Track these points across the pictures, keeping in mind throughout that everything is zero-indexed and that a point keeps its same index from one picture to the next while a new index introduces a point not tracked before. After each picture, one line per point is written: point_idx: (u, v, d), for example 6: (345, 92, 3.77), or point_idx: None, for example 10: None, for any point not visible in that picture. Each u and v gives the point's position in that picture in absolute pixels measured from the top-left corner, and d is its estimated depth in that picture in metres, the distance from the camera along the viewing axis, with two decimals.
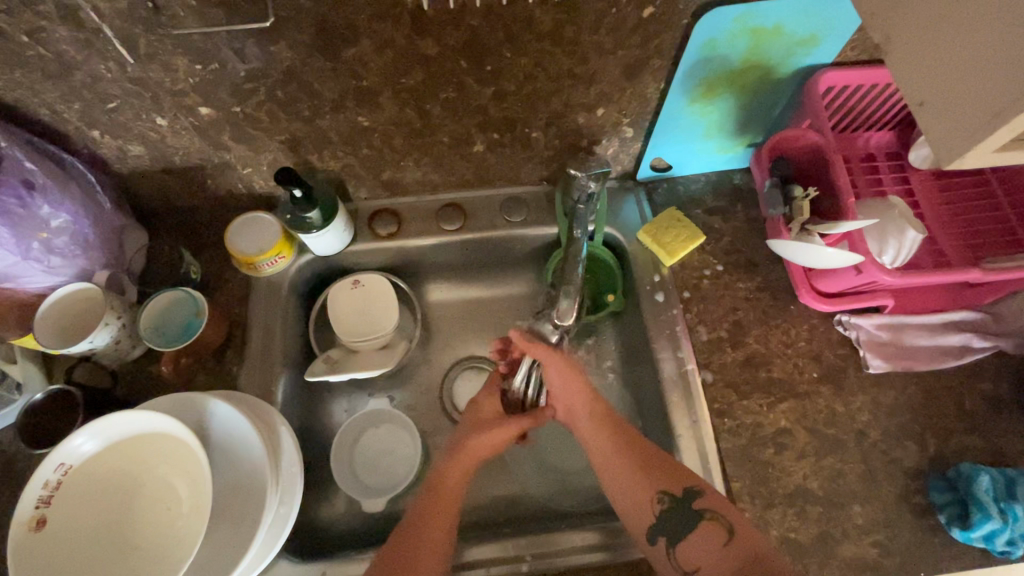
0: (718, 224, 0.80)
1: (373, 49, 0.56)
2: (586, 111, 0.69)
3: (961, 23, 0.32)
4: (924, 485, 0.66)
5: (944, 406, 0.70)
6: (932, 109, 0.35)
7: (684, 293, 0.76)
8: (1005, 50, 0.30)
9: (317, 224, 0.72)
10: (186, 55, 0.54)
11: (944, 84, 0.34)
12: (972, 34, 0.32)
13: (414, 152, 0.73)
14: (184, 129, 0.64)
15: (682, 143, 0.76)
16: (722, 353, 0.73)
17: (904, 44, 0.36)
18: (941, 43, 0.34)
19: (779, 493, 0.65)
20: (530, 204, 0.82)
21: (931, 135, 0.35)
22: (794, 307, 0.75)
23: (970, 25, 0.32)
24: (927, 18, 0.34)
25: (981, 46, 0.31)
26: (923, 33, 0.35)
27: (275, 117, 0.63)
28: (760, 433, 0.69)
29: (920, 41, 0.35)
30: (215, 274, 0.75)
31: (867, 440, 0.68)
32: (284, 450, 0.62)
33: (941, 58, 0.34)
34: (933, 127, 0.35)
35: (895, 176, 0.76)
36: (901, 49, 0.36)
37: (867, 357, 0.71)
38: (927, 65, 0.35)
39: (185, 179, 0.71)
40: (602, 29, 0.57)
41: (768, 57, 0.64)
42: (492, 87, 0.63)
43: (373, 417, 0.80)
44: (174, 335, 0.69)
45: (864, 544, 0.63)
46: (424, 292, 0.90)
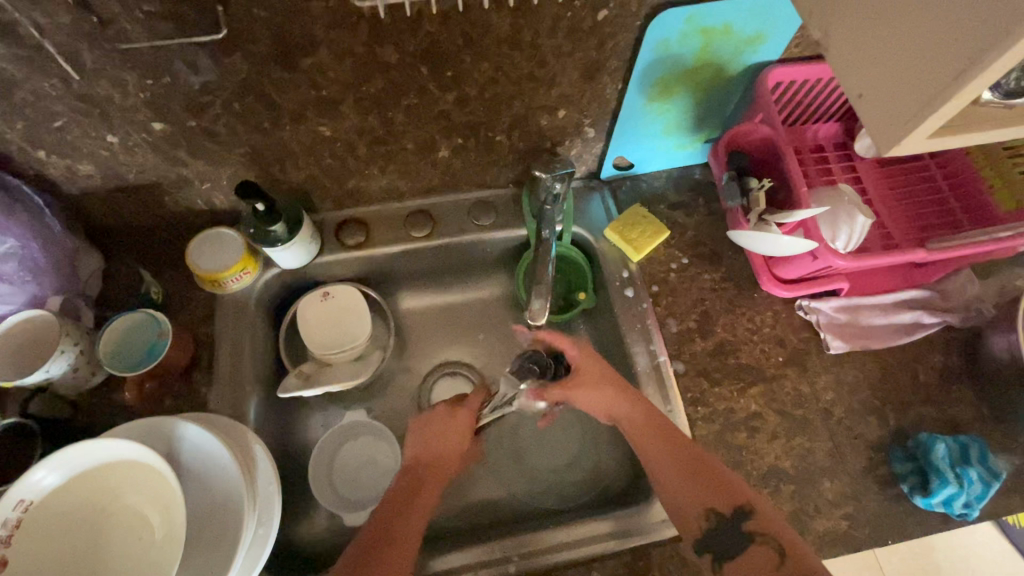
0: (681, 218, 0.82)
1: (331, 58, 0.56)
2: (548, 113, 0.70)
3: (895, 18, 0.34)
4: (887, 457, 0.69)
5: (900, 380, 0.73)
6: (870, 101, 0.37)
7: (652, 287, 0.78)
8: (932, 43, 0.32)
9: (281, 237, 0.71)
10: (135, 70, 0.53)
11: (879, 76, 0.36)
12: (903, 28, 0.34)
13: (378, 159, 0.72)
14: (137, 146, 0.62)
15: (642, 141, 0.78)
16: (692, 343, 0.75)
17: (844, 40, 0.38)
18: (877, 38, 0.35)
19: (754, 474, 0.68)
20: (498, 207, 0.83)
21: (871, 126, 0.37)
22: (757, 295, 0.77)
23: (902, 19, 0.34)
24: (863, 14, 0.36)
25: (912, 39, 0.33)
26: (859, 30, 0.37)
27: (233, 130, 0.62)
28: (733, 418, 0.71)
29: (857, 37, 0.37)
30: (177, 293, 0.73)
31: (832, 418, 0.71)
32: (259, 469, 0.60)
33: (878, 50, 0.36)
34: (872, 117, 0.37)
35: (843, 165, 0.80)
36: (842, 45, 0.38)
37: (828, 339, 0.74)
38: (864, 59, 0.36)
39: (140, 197, 0.69)
40: (559, 32, 0.58)
41: (718, 55, 0.66)
42: (453, 93, 0.64)
43: (351, 430, 0.79)
44: (134, 359, 0.66)
45: (836, 517, 0.66)
46: (396, 301, 0.89)
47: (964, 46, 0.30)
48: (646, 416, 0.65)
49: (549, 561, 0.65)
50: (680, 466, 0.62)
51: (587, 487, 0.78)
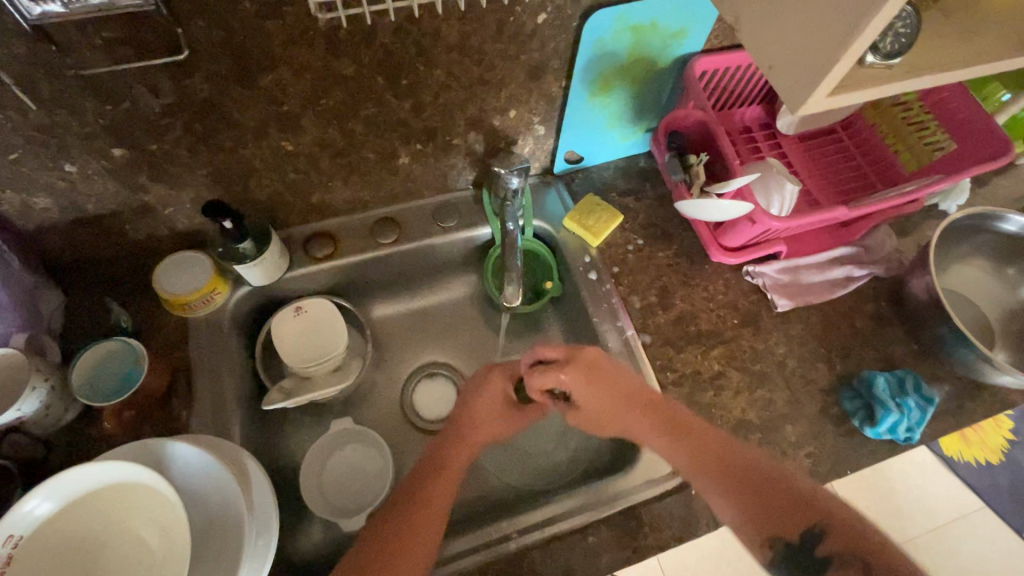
0: (632, 203, 0.88)
1: (290, 74, 0.58)
2: (500, 114, 0.75)
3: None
4: (838, 397, 0.76)
5: (841, 329, 0.81)
6: (778, 71, 0.43)
7: (613, 268, 0.84)
8: (820, 18, 0.38)
9: (250, 253, 0.72)
10: (94, 96, 0.53)
11: (782, 50, 0.42)
12: (796, 8, 0.40)
13: (341, 171, 0.75)
14: (96, 174, 0.62)
15: (588, 134, 0.84)
16: (655, 316, 0.81)
17: (752, 22, 0.44)
18: (777, 18, 0.42)
19: (725, 428, 0.73)
20: (460, 208, 0.86)
21: (782, 91, 0.43)
22: (708, 266, 0.84)
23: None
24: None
25: (804, 15, 0.39)
26: (762, 13, 0.43)
27: (196, 151, 0.63)
28: (700, 379, 0.76)
29: (761, 19, 0.43)
30: (147, 321, 0.72)
31: (787, 369, 0.78)
32: (253, 483, 0.60)
33: (778, 28, 0.42)
34: (782, 84, 0.43)
35: (768, 142, 0.88)
36: (750, 25, 0.44)
37: (774, 298, 0.82)
38: (769, 37, 0.43)
39: (101, 227, 0.69)
40: (504, 36, 0.63)
41: (648, 50, 0.73)
42: (410, 100, 0.67)
43: (338, 438, 0.80)
44: (111, 389, 0.65)
45: (800, 457, 0.72)
46: (371, 310, 0.91)
47: (844, 15, 0.36)
48: (672, 432, 0.67)
49: (547, 533, 0.67)
50: (731, 481, 0.63)
51: (574, 465, 0.82)
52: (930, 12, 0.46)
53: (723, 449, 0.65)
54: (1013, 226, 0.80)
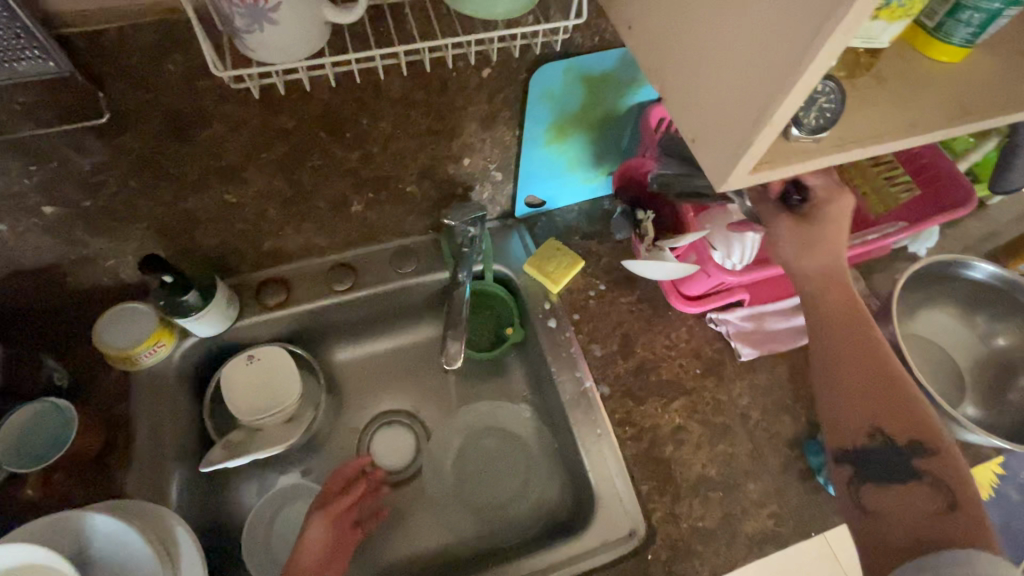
0: (594, 247, 0.87)
1: (226, 130, 0.57)
2: (454, 162, 0.73)
3: (707, 74, 0.39)
4: (802, 452, 0.74)
5: (808, 378, 0.79)
6: (700, 146, 0.42)
7: (574, 315, 0.82)
8: (734, 98, 0.37)
9: (195, 305, 0.70)
10: (19, 157, 0.52)
11: (704, 126, 0.41)
12: (713, 86, 0.39)
13: (292, 219, 0.73)
14: (29, 230, 0.60)
15: (548, 179, 0.83)
16: (616, 365, 0.78)
17: (674, 96, 0.43)
18: (697, 94, 0.41)
19: (684, 485, 0.71)
20: (419, 253, 0.85)
21: (706, 164, 0.42)
22: (671, 312, 0.82)
23: (712, 74, 0.39)
24: (685, 73, 0.42)
25: (722, 90, 0.38)
26: (682, 88, 0.42)
27: (134, 206, 0.62)
28: (660, 433, 0.74)
29: (682, 94, 0.42)
30: (88, 375, 0.70)
31: (750, 421, 0.76)
32: (182, 551, 0.58)
33: (700, 101, 0.41)
34: (706, 156, 0.41)
35: None
36: (675, 94, 0.43)
37: (738, 347, 0.80)
38: (691, 112, 0.42)
39: (38, 280, 0.67)
40: (449, 89, 0.62)
41: (603, 99, 0.72)
42: (357, 151, 0.66)
43: (288, 493, 0.77)
44: (40, 452, 0.62)
45: (762, 517, 0.70)
46: (330, 356, 0.88)
47: (757, 97, 0.35)
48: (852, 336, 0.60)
49: None
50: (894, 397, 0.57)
51: (533, 521, 0.78)
52: (864, 77, 0.45)
53: (915, 414, 0.56)
54: (980, 273, 0.79)
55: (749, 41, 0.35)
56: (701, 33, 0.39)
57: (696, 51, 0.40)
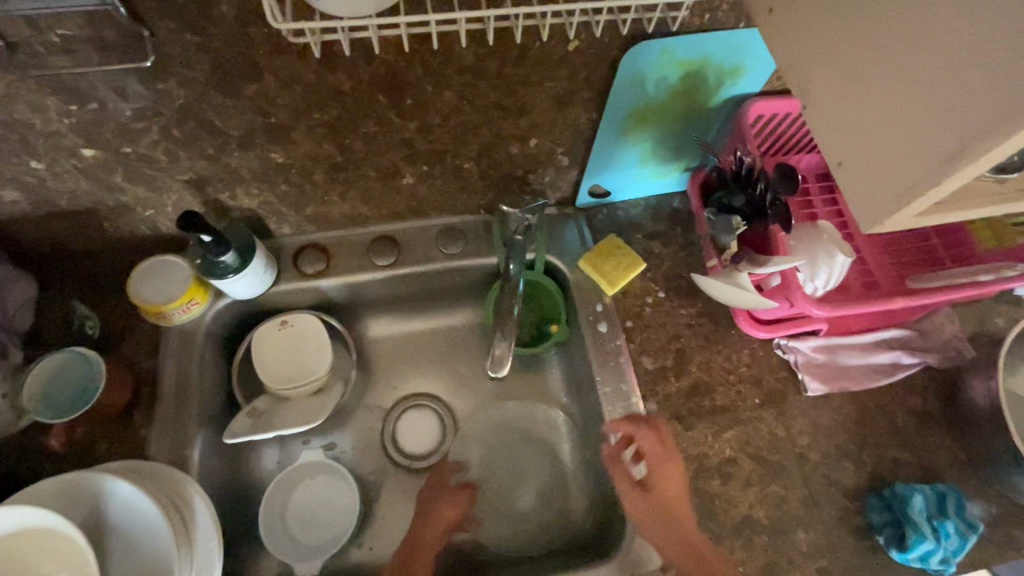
0: (657, 249, 0.79)
1: (278, 85, 0.51)
2: (519, 141, 0.66)
3: (879, 94, 0.34)
4: (863, 506, 0.67)
5: (878, 424, 0.71)
6: (848, 172, 0.37)
7: (626, 322, 0.75)
8: (910, 131, 0.33)
9: (232, 266, 0.66)
10: (56, 95, 0.48)
11: (860, 151, 0.36)
12: (882, 110, 0.34)
13: (337, 186, 0.68)
14: (66, 172, 0.56)
15: (618, 170, 0.74)
16: (666, 383, 0.72)
17: (822, 107, 0.38)
18: (856, 114, 0.36)
19: (727, 525, 0.65)
20: (466, 234, 0.79)
21: (853, 195, 0.37)
22: (734, 332, 0.75)
23: (885, 97, 0.34)
24: (844, 86, 0.36)
25: (897, 118, 0.33)
26: (836, 103, 0.37)
27: (174, 157, 0.57)
28: (707, 463, 0.68)
29: (833, 109, 0.37)
30: (118, 326, 0.68)
31: (808, 463, 0.69)
32: (199, 524, 0.56)
33: (861, 122, 0.36)
34: (853, 186, 0.37)
35: (825, 197, 0.77)
36: (824, 108, 0.38)
37: (805, 380, 0.72)
38: (843, 132, 0.37)
39: (76, 223, 0.64)
40: (527, 61, 0.55)
41: (697, 87, 0.63)
42: (415, 121, 0.60)
43: (308, 469, 0.75)
44: (66, 405, 0.61)
45: (810, 571, 0.64)
46: (361, 330, 0.84)
47: (950, 135, 0.31)
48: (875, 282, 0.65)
49: None
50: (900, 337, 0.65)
51: (555, 531, 0.75)
52: None
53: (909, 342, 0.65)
54: None
55: (952, 69, 0.30)
56: (882, 45, 0.34)
57: (869, 65, 0.35)
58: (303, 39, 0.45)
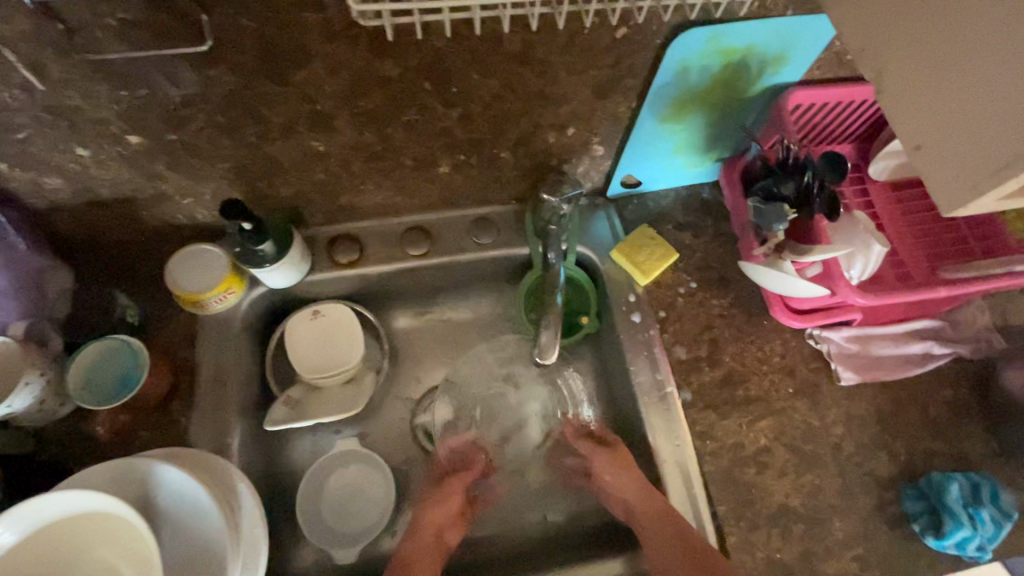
0: (689, 239, 0.79)
1: (326, 72, 0.51)
2: (557, 131, 0.66)
3: (964, 81, 0.35)
4: (897, 495, 0.67)
5: (911, 414, 0.71)
6: (929, 155, 0.38)
7: (659, 312, 0.75)
8: (998, 118, 0.33)
9: (270, 256, 0.66)
10: (108, 80, 0.47)
11: (945, 135, 0.37)
12: (969, 95, 0.35)
13: (374, 175, 0.68)
14: (110, 159, 0.56)
15: (652, 160, 0.74)
16: (700, 372, 0.72)
17: (903, 91, 0.39)
18: (941, 98, 0.36)
19: (763, 513, 0.65)
20: (498, 224, 0.79)
21: (931, 178, 0.38)
22: (766, 323, 0.75)
23: (972, 83, 0.34)
24: (928, 70, 0.37)
25: (982, 106, 0.34)
26: (919, 86, 0.38)
27: (217, 145, 0.57)
28: (742, 453, 0.68)
29: (915, 94, 0.38)
30: (155, 315, 0.68)
31: (842, 453, 0.69)
32: (245, 511, 0.56)
33: (944, 107, 0.36)
34: (931, 170, 0.38)
35: (854, 188, 0.78)
36: (902, 95, 0.39)
37: (839, 370, 0.72)
38: (926, 115, 0.38)
39: (114, 212, 0.63)
40: (574, 49, 0.54)
41: (738, 75, 0.63)
42: (458, 109, 0.59)
43: (341, 458, 0.75)
44: (109, 392, 0.61)
45: (846, 558, 0.64)
46: (389, 320, 0.84)
47: None
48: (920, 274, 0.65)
49: None
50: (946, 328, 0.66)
51: None
52: None
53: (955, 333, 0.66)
54: None
55: None
56: (970, 29, 0.34)
57: (955, 49, 0.35)
58: (376, 21, 0.45)
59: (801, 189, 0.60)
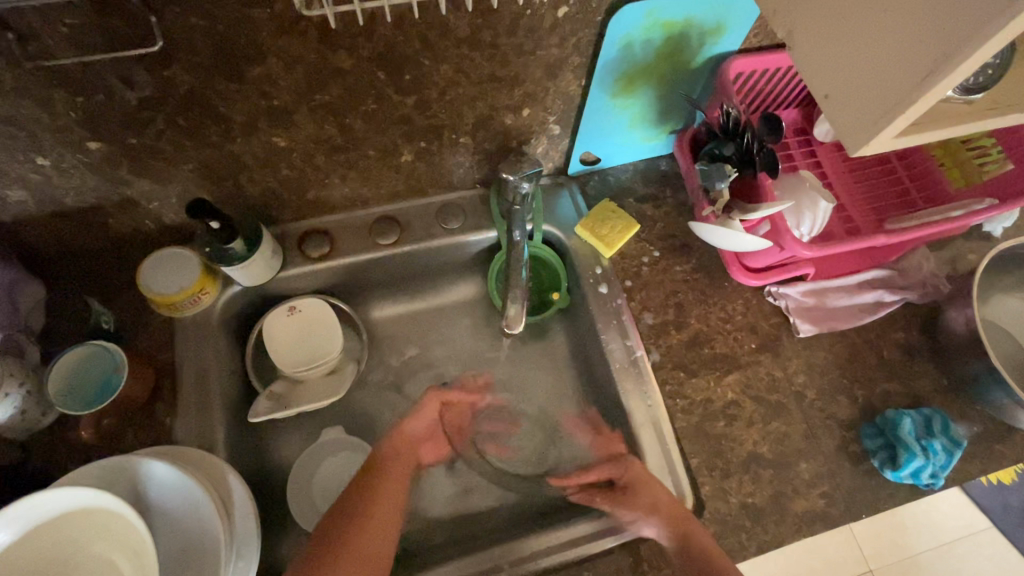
0: (650, 211, 0.82)
1: (282, 67, 0.53)
2: (512, 112, 0.68)
3: (856, 32, 0.38)
4: (857, 434, 0.71)
5: (867, 358, 0.76)
6: (834, 103, 0.41)
7: (626, 282, 0.78)
8: (885, 65, 0.37)
9: (240, 253, 0.67)
10: (64, 86, 0.48)
11: (845, 82, 0.40)
12: (861, 46, 0.38)
13: (339, 168, 0.69)
14: (72, 167, 0.57)
15: (607, 136, 0.77)
16: (668, 335, 0.76)
17: (808, 46, 0.42)
18: (838, 50, 0.40)
19: (734, 462, 0.69)
20: (465, 209, 0.81)
21: (839, 122, 0.41)
22: (727, 284, 0.79)
23: (863, 35, 0.38)
24: (828, 25, 0.40)
25: (873, 52, 0.38)
26: (821, 40, 0.41)
27: (180, 146, 0.58)
28: (711, 407, 0.72)
29: (817, 48, 0.42)
30: (133, 320, 0.69)
31: (805, 400, 0.73)
32: (236, 503, 0.58)
33: (840, 58, 0.40)
34: (841, 114, 0.41)
35: (803, 150, 0.82)
36: (807, 48, 0.42)
37: (797, 323, 0.76)
38: (826, 66, 0.41)
39: (81, 221, 0.64)
40: (519, 30, 0.57)
41: (680, 48, 0.66)
42: (414, 96, 0.61)
43: (328, 446, 0.77)
44: (89, 397, 0.62)
45: (813, 497, 0.68)
46: (364, 312, 0.86)
47: (921, 64, 0.35)
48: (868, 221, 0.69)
49: (539, 566, 0.66)
50: None
51: (572, 486, 0.78)
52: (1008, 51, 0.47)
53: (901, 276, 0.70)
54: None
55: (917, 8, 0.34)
56: None
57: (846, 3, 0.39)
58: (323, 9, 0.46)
59: (742, 150, 0.63)
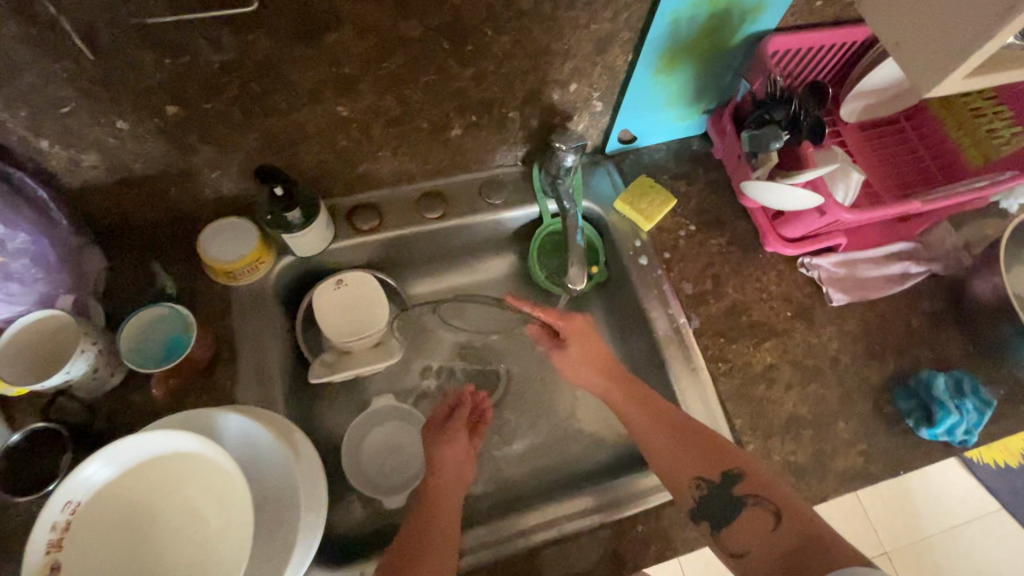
0: (683, 188, 0.85)
1: (356, 33, 0.55)
2: (560, 87, 0.71)
3: None
4: (892, 397, 0.74)
5: (896, 326, 0.79)
6: (905, 50, 0.47)
7: (664, 254, 0.81)
8: (951, 17, 0.42)
9: (296, 223, 0.69)
10: (155, 48, 0.51)
11: (915, 31, 0.45)
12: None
13: (392, 141, 0.72)
14: (147, 132, 0.59)
15: (646, 114, 0.80)
16: (707, 305, 0.78)
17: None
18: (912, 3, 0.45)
19: (776, 422, 0.72)
20: (507, 185, 0.84)
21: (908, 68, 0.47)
22: (761, 256, 0.82)
23: None
24: None
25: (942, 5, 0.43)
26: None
27: (250, 114, 0.61)
28: (751, 371, 0.74)
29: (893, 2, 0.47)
30: (190, 289, 0.71)
31: (840, 364, 0.76)
32: (304, 456, 0.59)
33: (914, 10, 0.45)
34: (911, 59, 0.46)
35: (830, 130, 0.86)
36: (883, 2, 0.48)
37: (829, 292, 0.79)
38: (901, 17, 0.47)
39: (145, 190, 0.66)
40: (577, 4, 0.60)
41: (721, 26, 0.69)
42: (471, 69, 0.64)
43: (377, 415, 0.79)
44: (156, 356, 0.64)
45: (853, 455, 0.71)
46: (406, 286, 0.88)
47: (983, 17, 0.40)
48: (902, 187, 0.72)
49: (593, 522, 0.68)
50: None
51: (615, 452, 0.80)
52: None
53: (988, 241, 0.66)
54: None
55: None
56: None
57: None
58: None
59: (789, 116, 0.67)
